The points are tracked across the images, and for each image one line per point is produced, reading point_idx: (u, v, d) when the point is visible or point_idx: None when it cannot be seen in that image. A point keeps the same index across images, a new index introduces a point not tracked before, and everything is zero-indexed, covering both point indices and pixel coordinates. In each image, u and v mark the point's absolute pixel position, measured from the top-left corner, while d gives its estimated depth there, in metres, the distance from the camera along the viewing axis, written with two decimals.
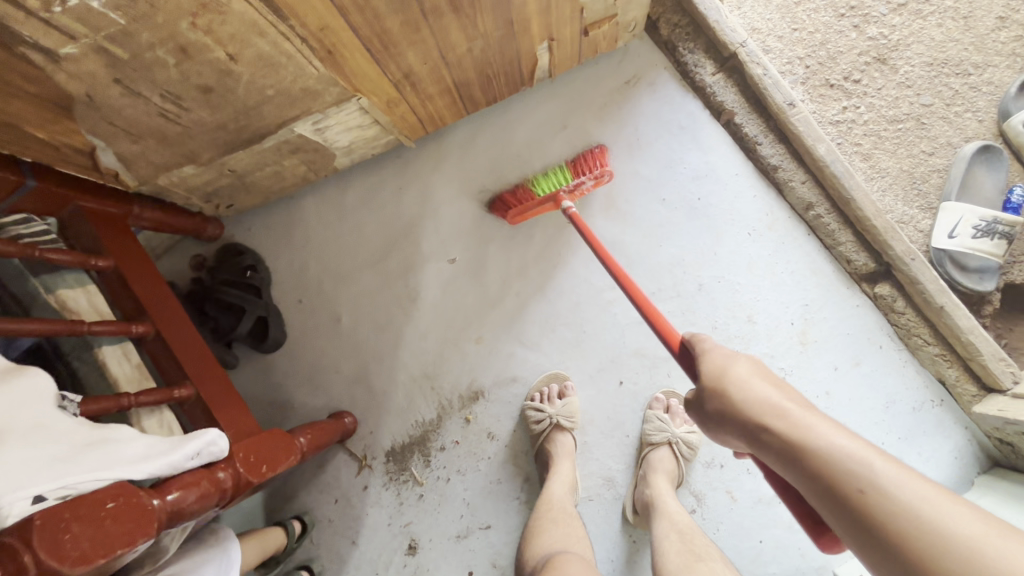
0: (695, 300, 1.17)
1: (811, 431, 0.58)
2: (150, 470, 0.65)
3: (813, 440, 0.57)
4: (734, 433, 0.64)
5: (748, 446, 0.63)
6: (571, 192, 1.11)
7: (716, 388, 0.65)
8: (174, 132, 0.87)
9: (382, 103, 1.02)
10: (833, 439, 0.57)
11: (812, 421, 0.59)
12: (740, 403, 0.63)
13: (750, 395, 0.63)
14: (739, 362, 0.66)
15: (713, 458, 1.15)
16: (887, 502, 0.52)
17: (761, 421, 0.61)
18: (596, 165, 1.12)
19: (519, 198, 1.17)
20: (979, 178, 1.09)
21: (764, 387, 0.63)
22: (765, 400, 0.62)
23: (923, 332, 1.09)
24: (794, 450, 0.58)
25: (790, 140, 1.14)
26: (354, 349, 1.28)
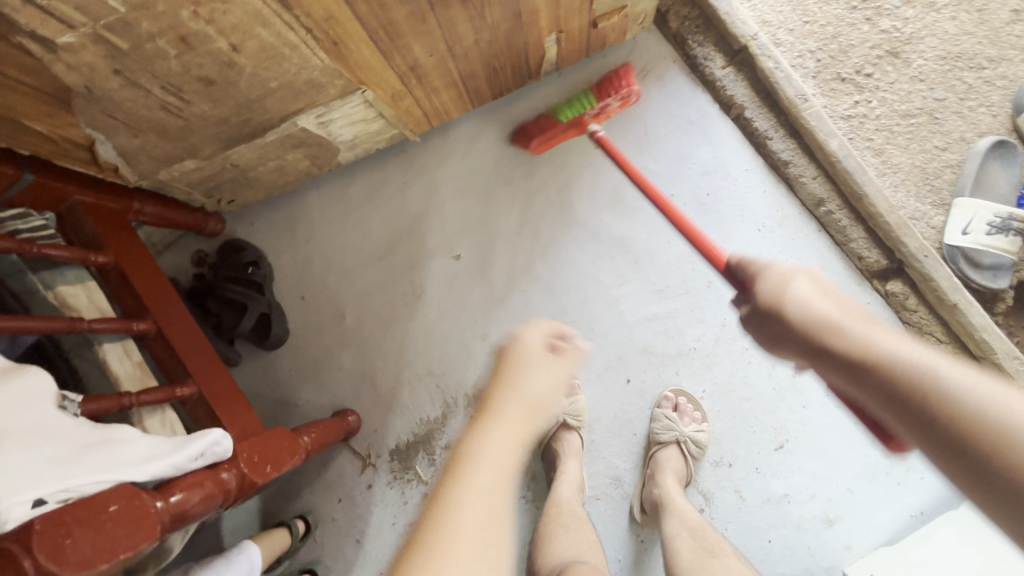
0: (704, 297, 1.16)
1: (874, 343, 0.58)
2: (152, 471, 0.64)
3: (875, 350, 0.57)
4: (793, 350, 0.64)
5: (811, 364, 0.63)
6: (596, 115, 1.07)
7: (776, 307, 0.65)
8: (175, 126, 0.86)
9: (387, 96, 1.00)
10: (899, 350, 0.56)
11: (877, 336, 0.58)
12: (799, 321, 0.63)
13: (808, 310, 0.63)
14: (801, 283, 0.65)
15: (722, 458, 1.14)
16: (955, 402, 0.51)
17: (819, 338, 0.61)
18: (621, 85, 1.07)
19: (541, 127, 1.13)
20: (993, 173, 1.07)
21: (827, 306, 0.63)
22: (826, 316, 0.62)
23: (936, 330, 1.07)
24: (858, 362, 0.58)
25: (801, 134, 1.12)
26: (358, 347, 1.26)
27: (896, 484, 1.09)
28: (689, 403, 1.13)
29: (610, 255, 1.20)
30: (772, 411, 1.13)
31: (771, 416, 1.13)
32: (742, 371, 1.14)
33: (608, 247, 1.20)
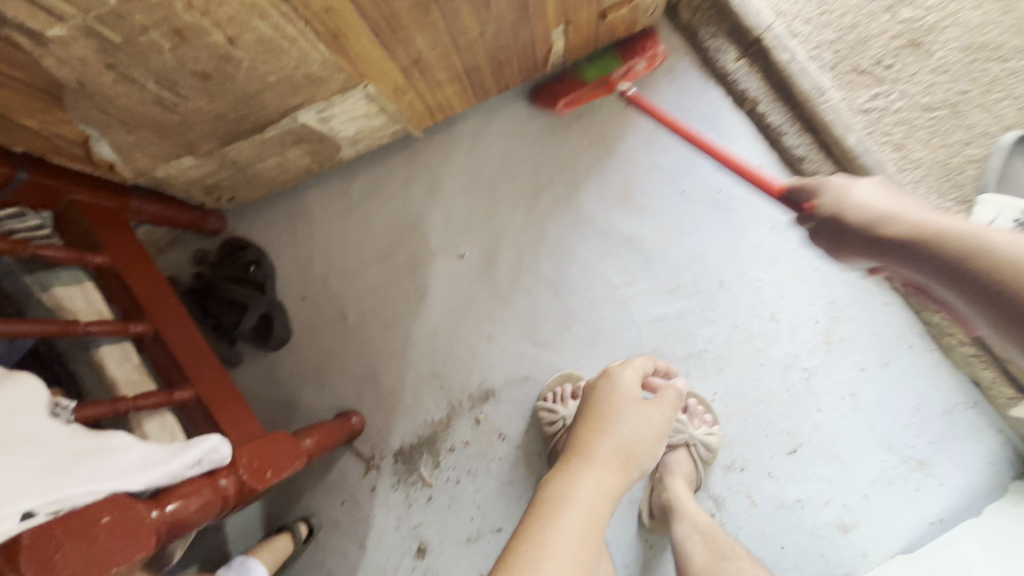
0: (715, 298, 1.13)
1: (932, 223, 0.66)
2: (147, 480, 0.62)
3: (933, 228, 0.65)
4: (854, 250, 0.72)
5: (873, 258, 0.71)
6: (624, 75, 1.12)
7: (840, 209, 0.73)
8: (172, 122, 0.83)
9: (389, 91, 0.97)
10: (947, 223, 0.65)
11: (936, 219, 0.67)
12: (860, 213, 0.71)
13: (866, 209, 0.71)
14: (861, 184, 0.73)
15: (733, 461, 1.11)
16: (1001, 255, 0.59)
17: (878, 227, 0.69)
18: (647, 44, 1.11)
19: (567, 87, 1.15)
20: (1017, 169, 1.02)
21: (887, 200, 0.71)
22: (887, 210, 0.70)
23: (957, 331, 1.03)
24: (915, 242, 0.66)
25: (818, 128, 1.08)
26: (361, 348, 1.24)
27: (915, 491, 1.05)
28: (699, 405, 1.10)
29: (619, 253, 1.16)
30: (786, 414, 1.10)
31: (784, 418, 1.10)
32: (755, 373, 1.11)
33: (617, 245, 1.17)
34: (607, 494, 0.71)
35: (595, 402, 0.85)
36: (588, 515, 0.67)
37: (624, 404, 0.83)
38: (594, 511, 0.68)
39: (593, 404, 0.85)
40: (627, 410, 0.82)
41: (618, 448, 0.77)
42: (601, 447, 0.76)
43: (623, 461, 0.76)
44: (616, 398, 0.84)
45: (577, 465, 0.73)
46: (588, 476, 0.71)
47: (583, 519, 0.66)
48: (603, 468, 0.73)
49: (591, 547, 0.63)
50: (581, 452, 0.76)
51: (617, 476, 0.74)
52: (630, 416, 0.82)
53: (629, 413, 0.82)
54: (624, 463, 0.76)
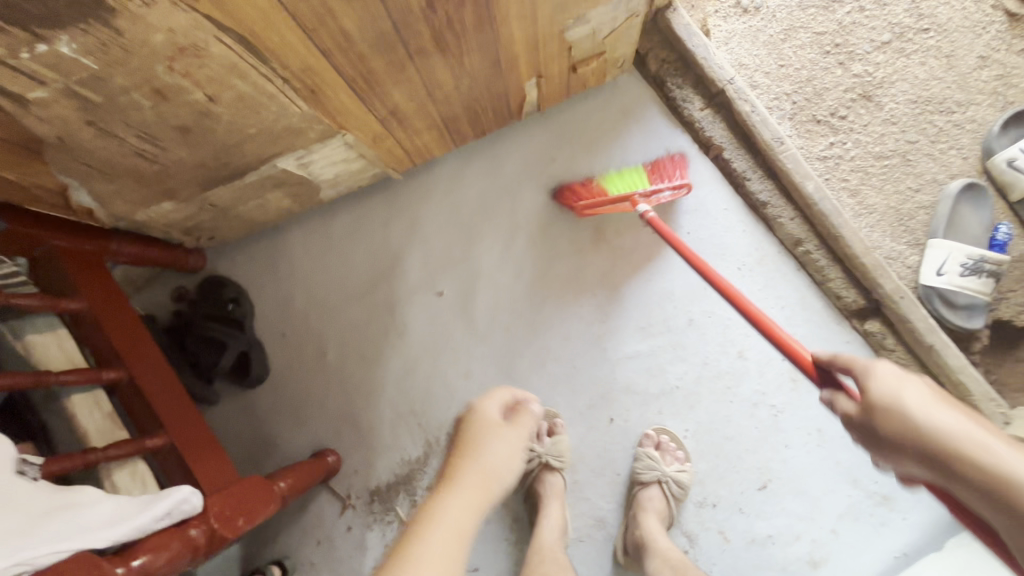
0: (685, 336, 1.16)
1: (987, 448, 0.53)
2: (111, 537, 0.61)
3: (1012, 470, 0.51)
4: (915, 459, 0.57)
5: (929, 473, 0.57)
6: (647, 197, 1.09)
7: (876, 412, 0.61)
8: (151, 171, 0.85)
9: (368, 138, 1.00)
10: (970, 434, 0.54)
11: (983, 438, 0.54)
12: (915, 433, 0.57)
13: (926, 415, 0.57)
14: (910, 385, 0.60)
15: (706, 498, 1.13)
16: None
17: (948, 452, 0.55)
18: (675, 174, 1.12)
19: (587, 190, 1.15)
20: (965, 217, 1.09)
21: (949, 419, 0.56)
22: (954, 432, 0.55)
23: (914, 369, 1.08)
24: (952, 464, 0.54)
25: (778, 175, 1.13)
26: (338, 384, 1.25)
27: (880, 525, 1.08)
28: (671, 441, 1.13)
29: (592, 291, 1.20)
30: (756, 451, 1.12)
31: (753, 455, 1.12)
32: (725, 410, 1.14)
33: (591, 284, 1.20)
34: (470, 515, 0.63)
35: (457, 444, 0.73)
36: (448, 536, 0.60)
37: (488, 434, 0.73)
38: (458, 531, 0.61)
39: (458, 437, 0.75)
40: (492, 438, 0.72)
41: (478, 472, 0.67)
42: (463, 474, 0.67)
43: (483, 488, 0.67)
44: (479, 430, 0.73)
45: (440, 495, 0.64)
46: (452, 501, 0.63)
47: (443, 537, 0.59)
48: (465, 495, 0.65)
49: (450, 570, 0.57)
50: (442, 483, 0.67)
51: (482, 495, 0.65)
52: (495, 444, 0.72)
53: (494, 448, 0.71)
54: (487, 481, 0.67)
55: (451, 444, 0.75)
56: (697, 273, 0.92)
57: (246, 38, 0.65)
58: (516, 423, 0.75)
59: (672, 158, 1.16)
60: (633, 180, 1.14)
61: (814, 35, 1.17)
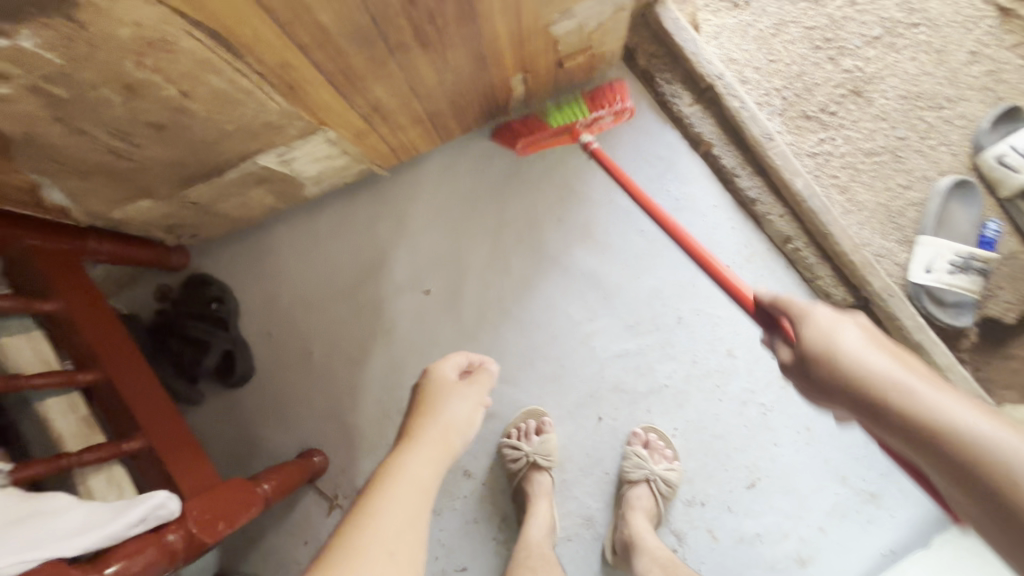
0: (674, 333, 1.15)
1: (911, 388, 0.56)
2: (83, 545, 0.59)
3: (918, 400, 0.55)
4: (843, 401, 0.61)
5: (855, 414, 0.61)
6: (588, 126, 1.11)
7: (810, 354, 0.64)
8: (126, 168, 0.83)
9: (351, 135, 0.98)
10: (896, 375, 0.57)
11: (906, 380, 0.57)
12: (845, 372, 0.60)
13: (853, 356, 0.60)
14: (845, 327, 0.63)
15: (694, 496, 1.12)
16: (987, 451, 0.50)
17: (872, 394, 0.58)
18: (615, 100, 1.11)
19: (529, 128, 1.14)
20: (954, 213, 1.09)
21: (874, 357, 0.60)
22: (881, 373, 0.58)
23: None
24: (881, 403, 0.57)
25: (767, 172, 1.12)
26: (324, 384, 1.23)
27: (868, 523, 1.08)
28: (660, 440, 1.12)
29: (580, 289, 1.19)
30: (744, 449, 1.12)
31: (742, 453, 1.12)
32: (714, 409, 1.13)
33: (579, 282, 1.19)
34: (433, 464, 0.74)
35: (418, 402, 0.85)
36: (413, 484, 0.69)
37: (448, 393, 0.85)
38: (422, 482, 0.70)
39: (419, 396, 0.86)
40: (453, 397, 0.85)
41: (440, 430, 0.79)
42: (424, 431, 0.78)
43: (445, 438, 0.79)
44: (440, 392, 0.85)
45: (404, 449, 0.75)
46: (415, 453, 0.74)
47: (409, 484, 0.69)
48: (427, 446, 0.76)
49: (417, 509, 0.66)
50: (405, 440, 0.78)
51: (441, 448, 0.77)
52: (454, 403, 0.84)
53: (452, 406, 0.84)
54: (447, 435, 0.79)
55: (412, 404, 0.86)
56: (659, 226, 0.91)
57: (218, 33, 0.63)
58: (471, 380, 0.89)
59: (608, 86, 1.13)
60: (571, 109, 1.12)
61: (805, 30, 1.16)
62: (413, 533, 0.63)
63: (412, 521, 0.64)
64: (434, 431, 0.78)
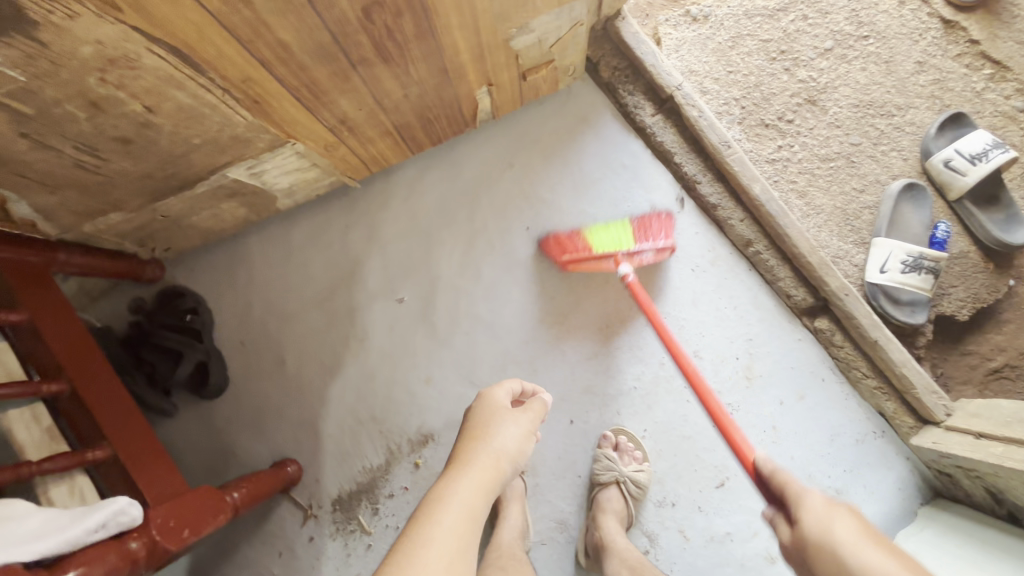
0: (642, 337, 1.18)
1: None
2: (40, 550, 0.60)
3: None
4: None
5: None
6: (630, 256, 1.11)
7: (808, 545, 0.61)
8: (94, 182, 0.84)
9: (319, 147, 1.01)
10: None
11: None
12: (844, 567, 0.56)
13: (853, 556, 0.56)
14: (840, 520, 0.60)
15: (665, 497, 1.14)
16: None
17: None
18: (660, 234, 1.13)
19: (575, 246, 1.15)
20: (906, 215, 1.13)
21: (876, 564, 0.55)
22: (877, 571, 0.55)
23: (862, 366, 1.10)
24: None
25: (727, 179, 1.16)
26: (299, 394, 1.25)
27: None
28: (629, 442, 1.14)
29: (551, 297, 1.21)
30: (713, 449, 1.14)
31: (710, 453, 1.14)
32: (682, 410, 1.15)
33: (550, 288, 1.22)
34: (482, 493, 0.73)
35: (470, 425, 0.85)
36: (463, 514, 0.69)
37: (500, 417, 0.85)
38: (470, 509, 0.70)
39: (472, 418, 0.86)
40: (504, 422, 0.85)
41: (491, 457, 0.78)
42: (475, 455, 0.77)
43: (496, 464, 0.78)
44: (492, 413, 0.86)
45: (455, 475, 0.74)
46: (465, 480, 0.73)
47: (462, 512, 0.69)
48: (477, 474, 0.75)
49: (464, 540, 0.66)
50: (456, 465, 0.77)
51: (493, 474, 0.77)
52: (507, 427, 0.84)
53: (506, 424, 0.85)
54: (498, 462, 0.78)
55: (464, 427, 0.85)
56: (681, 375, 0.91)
57: (179, 49, 0.65)
58: (527, 408, 0.90)
59: (658, 215, 1.16)
60: (618, 236, 1.14)
61: (760, 42, 1.21)
62: (461, 564, 0.64)
63: (461, 552, 0.65)
64: (485, 458, 0.77)
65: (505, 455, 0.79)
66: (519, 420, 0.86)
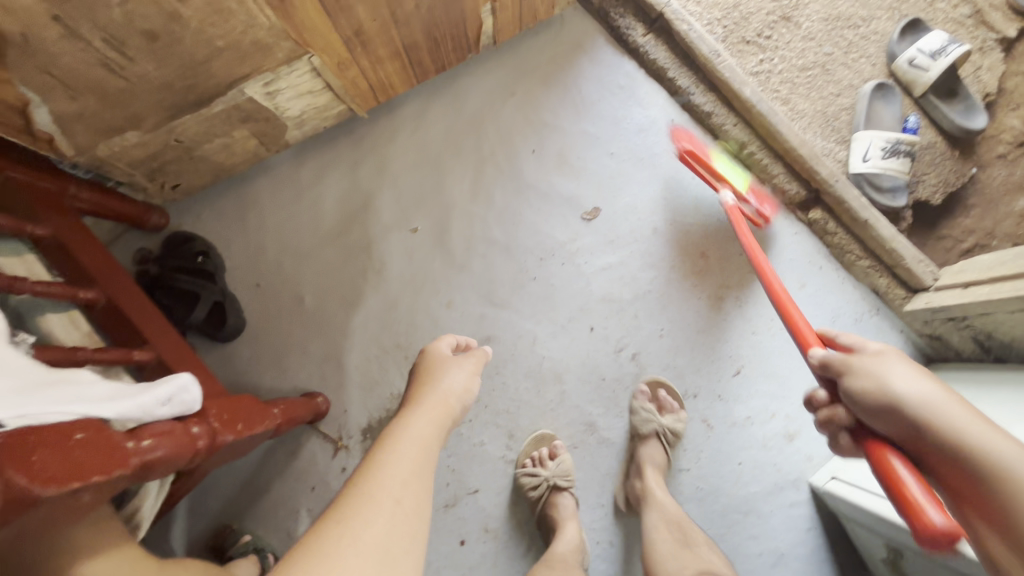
0: (652, 243, 1.24)
1: (972, 434, 0.60)
2: (118, 410, 0.61)
3: (983, 447, 0.59)
4: (879, 421, 0.66)
5: (869, 425, 0.68)
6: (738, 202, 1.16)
7: (854, 364, 0.70)
8: (116, 89, 0.84)
9: (333, 64, 1.03)
10: (959, 412, 0.62)
11: (970, 424, 0.61)
12: (886, 394, 0.66)
13: (908, 388, 0.65)
14: (894, 365, 0.67)
15: (687, 390, 1.20)
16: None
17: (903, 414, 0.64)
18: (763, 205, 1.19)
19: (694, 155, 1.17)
20: (880, 111, 1.24)
21: (928, 392, 0.65)
22: (923, 400, 0.64)
23: (854, 248, 1.19)
24: (927, 431, 0.62)
25: (718, 87, 1.24)
26: (320, 329, 1.25)
27: None
28: (667, 395, 1.18)
29: (562, 211, 1.26)
30: (726, 340, 1.21)
31: (725, 344, 1.21)
32: (695, 308, 1.22)
33: (559, 204, 1.26)
34: (434, 424, 0.77)
35: (419, 375, 0.89)
36: (417, 443, 0.71)
37: (445, 363, 0.90)
38: (423, 440, 0.72)
39: (419, 371, 0.90)
40: (450, 368, 0.89)
41: (439, 396, 0.82)
42: (424, 398, 0.81)
43: (447, 406, 0.81)
44: (437, 363, 0.90)
45: (406, 416, 0.77)
46: (417, 418, 0.76)
47: (416, 442, 0.71)
48: (427, 413, 0.78)
49: (422, 463, 0.69)
50: (408, 407, 0.80)
51: (443, 410, 0.80)
52: (452, 371, 0.89)
53: (451, 368, 0.89)
54: (446, 400, 0.82)
55: (410, 382, 0.88)
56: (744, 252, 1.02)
57: None
58: (468, 354, 0.95)
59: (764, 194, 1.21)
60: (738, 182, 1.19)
61: None
62: (418, 484, 0.65)
63: (418, 472, 0.67)
64: (434, 397, 0.82)
65: (452, 392, 0.83)
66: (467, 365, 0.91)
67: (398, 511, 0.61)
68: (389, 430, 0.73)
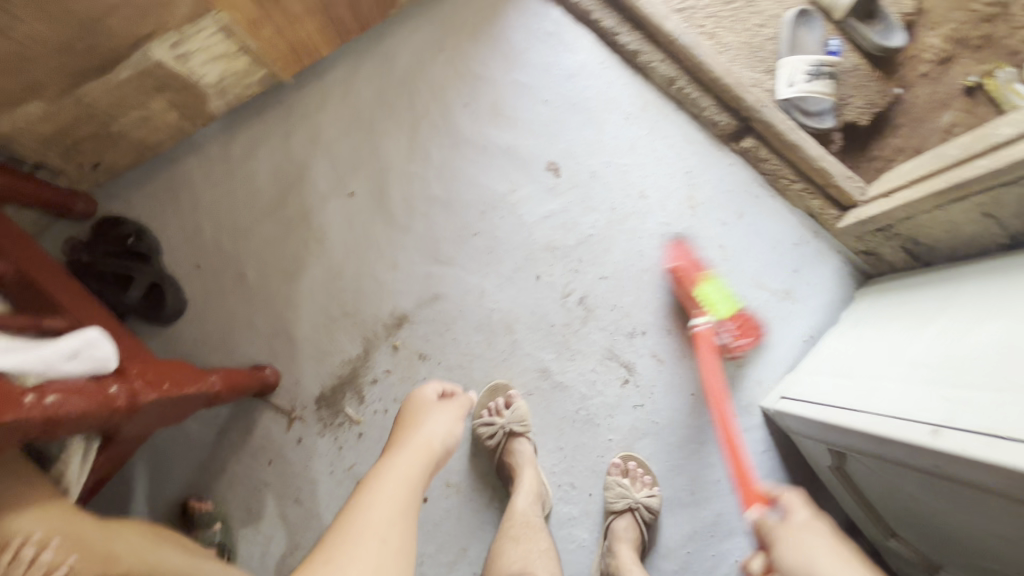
0: (591, 187, 1.24)
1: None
2: (14, 361, 0.58)
3: None
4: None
5: None
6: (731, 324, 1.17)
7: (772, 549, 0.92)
8: (7, 53, 0.80)
9: (245, 22, 0.99)
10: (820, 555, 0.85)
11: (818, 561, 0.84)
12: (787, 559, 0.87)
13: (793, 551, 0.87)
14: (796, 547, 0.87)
15: (635, 328, 1.21)
16: None
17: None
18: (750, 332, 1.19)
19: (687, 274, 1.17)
20: (802, 36, 1.25)
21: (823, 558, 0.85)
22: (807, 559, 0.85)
23: (788, 173, 1.22)
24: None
25: (643, 25, 1.24)
26: (265, 303, 1.23)
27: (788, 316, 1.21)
28: (639, 468, 1.15)
29: (500, 164, 1.25)
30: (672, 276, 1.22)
31: (670, 280, 1.22)
32: (637, 246, 1.23)
33: (497, 156, 1.26)
34: (416, 466, 0.76)
35: (402, 421, 0.90)
36: (401, 484, 0.71)
37: (427, 409, 0.91)
38: (407, 481, 0.73)
39: (401, 420, 0.90)
40: (433, 411, 0.91)
41: (421, 438, 0.83)
42: (407, 439, 0.82)
43: (430, 447, 0.82)
44: (420, 409, 0.92)
45: (389, 456, 0.77)
46: (399, 458, 0.77)
47: (400, 482, 0.71)
48: (410, 453, 0.79)
49: (405, 500, 0.69)
50: (389, 452, 0.80)
51: (426, 452, 0.81)
52: (436, 415, 0.90)
53: (435, 413, 0.90)
54: (429, 443, 0.82)
55: (394, 426, 0.90)
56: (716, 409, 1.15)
57: None
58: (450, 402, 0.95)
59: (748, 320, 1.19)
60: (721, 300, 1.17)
61: None
62: (403, 524, 0.65)
63: (401, 512, 0.66)
64: (417, 440, 0.82)
65: (435, 434, 0.83)
66: (448, 410, 0.92)
67: (383, 552, 0.60)
68: (373, 473, 0.73)
